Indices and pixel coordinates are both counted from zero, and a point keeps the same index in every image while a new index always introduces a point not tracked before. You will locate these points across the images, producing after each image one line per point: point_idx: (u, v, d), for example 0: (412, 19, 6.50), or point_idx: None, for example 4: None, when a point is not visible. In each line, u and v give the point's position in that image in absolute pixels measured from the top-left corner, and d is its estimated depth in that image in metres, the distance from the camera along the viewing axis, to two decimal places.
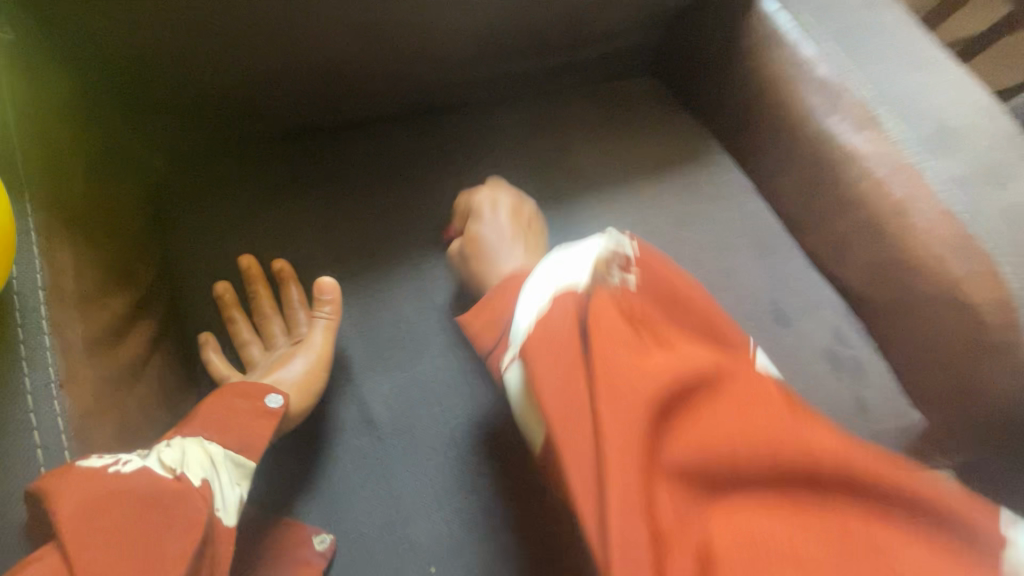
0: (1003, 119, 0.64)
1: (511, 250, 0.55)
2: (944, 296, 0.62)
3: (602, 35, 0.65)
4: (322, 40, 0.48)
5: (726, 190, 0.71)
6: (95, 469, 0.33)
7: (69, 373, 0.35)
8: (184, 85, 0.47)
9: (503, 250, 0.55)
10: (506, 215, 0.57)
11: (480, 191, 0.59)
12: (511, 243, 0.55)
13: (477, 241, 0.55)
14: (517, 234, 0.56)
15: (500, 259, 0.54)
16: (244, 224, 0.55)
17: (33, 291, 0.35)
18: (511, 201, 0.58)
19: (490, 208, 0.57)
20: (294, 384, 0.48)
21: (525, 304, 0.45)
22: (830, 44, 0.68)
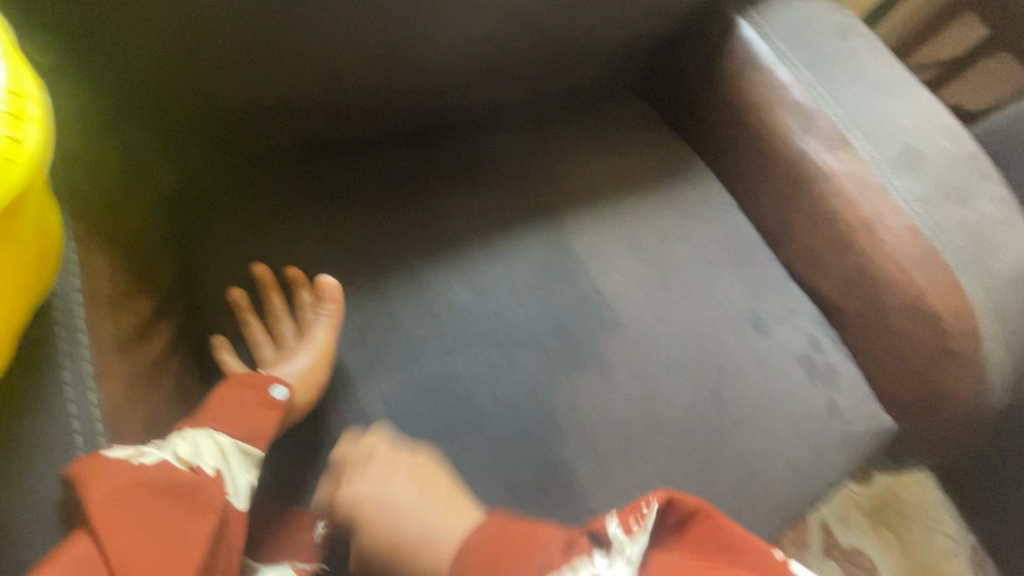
0: (964, 141, 0.69)
1: (432, 516, 0.49)
2: (910, 306, 0.66)
3: (593, 60, 0.70)
4: (332, 65, 0.52)
5: (708, 205, 0.75)
6: (122, 460, 0.35)
7: (100, 369, 0.38)
8: (211, 105, 0.51)
9: (422, 517, 0.49)
10: (388, 457, 0.51)
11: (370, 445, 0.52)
12: (427, 497, 0.50)
13: (369, 502, 0.49)
14: (423, 482, 0.50)
15: (425, 520, 0.49)
16: (259, 234, 0.58)
17: (71, 291, 0.39)
18: (385, 459, 0.51)
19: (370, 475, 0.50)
20: (299, 375, 0.52)
21: None
22: (804, 70, 0.72)
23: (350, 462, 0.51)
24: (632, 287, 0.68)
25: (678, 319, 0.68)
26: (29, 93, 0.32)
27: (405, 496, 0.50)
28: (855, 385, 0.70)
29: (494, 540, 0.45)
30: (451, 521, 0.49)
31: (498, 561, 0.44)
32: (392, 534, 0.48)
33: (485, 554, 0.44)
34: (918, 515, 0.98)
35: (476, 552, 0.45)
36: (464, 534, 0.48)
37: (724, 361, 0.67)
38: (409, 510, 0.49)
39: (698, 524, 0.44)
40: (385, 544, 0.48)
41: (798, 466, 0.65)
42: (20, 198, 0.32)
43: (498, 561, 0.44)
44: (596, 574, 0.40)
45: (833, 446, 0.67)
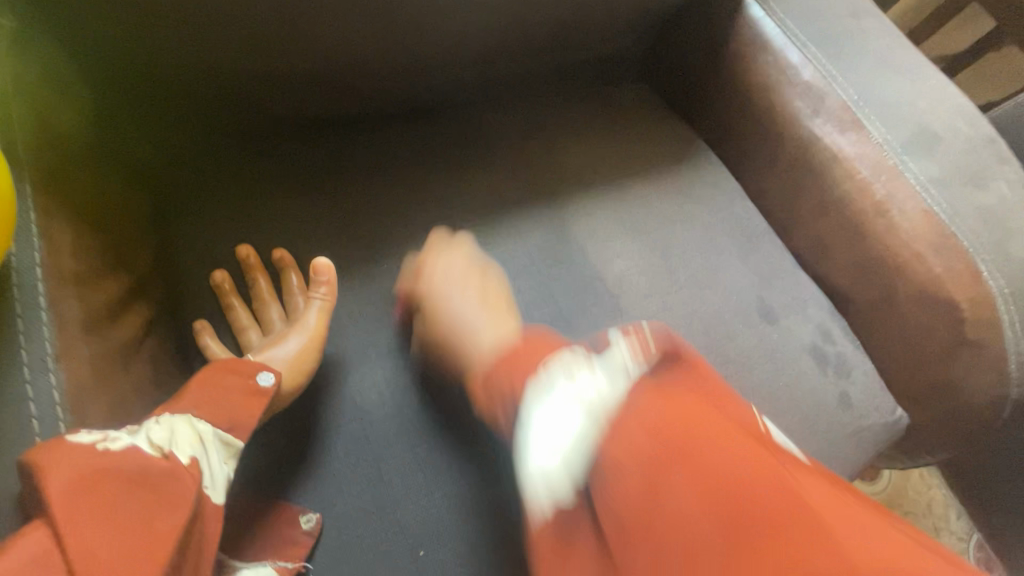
0: (981, 122, 0.66)
1: (484, 314, 0.54)
2: (925, 293, 0.63)
3: (593, 39, 0.68)
4: (313, 35, 0.49)
5: (713, 190, 0.73)
6: (83, 444, 0.33)
7: (62, 350, 0.36)
8: (187, 78, 0.48)
9: (469, 319, 0.53)
10: (461, 266, 0.57)
11: (448, 250, 0.58)
12: (476, 311, 0.54)
13: (438, 307, 0.55)
14: (482, 287, 0.56)
15: (481, 323, 0.53)
16: (243, 215, 0.55)
17: (30, 267, 0.36)
18: (461, 253, 0.58)
19: (445, 259, 0.57)
20: (287, 361, 0.49)
21: (544, 431, 0.40)
22: (814, 50, 0.70)
23: (426, 289, 0.56)
24: (635, 274, 0.65)
25: (682, 308, 0.65)
26: None
27: (469, 307, 0.54)
28: (867, 376, 0.67)
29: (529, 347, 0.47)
30: (489, 327, 0.52)
31: (519, 356, 0.46)
32: (450, 334, 0.53)
33: (516, 354, 0.46)
34: (925, 514, 0.95)
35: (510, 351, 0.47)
36: (501, 341, 0.49)
37: (731, 351, 0.64)
38: (470, 322, 0.53)
39: (686, 362, 0.44)
40: (448, 331, 0.53)
41: (807, 461, 0.62)
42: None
43: (520, 357, 0.46)
44: (596, 369, 0.43)
45: (844, 440, 0.64)
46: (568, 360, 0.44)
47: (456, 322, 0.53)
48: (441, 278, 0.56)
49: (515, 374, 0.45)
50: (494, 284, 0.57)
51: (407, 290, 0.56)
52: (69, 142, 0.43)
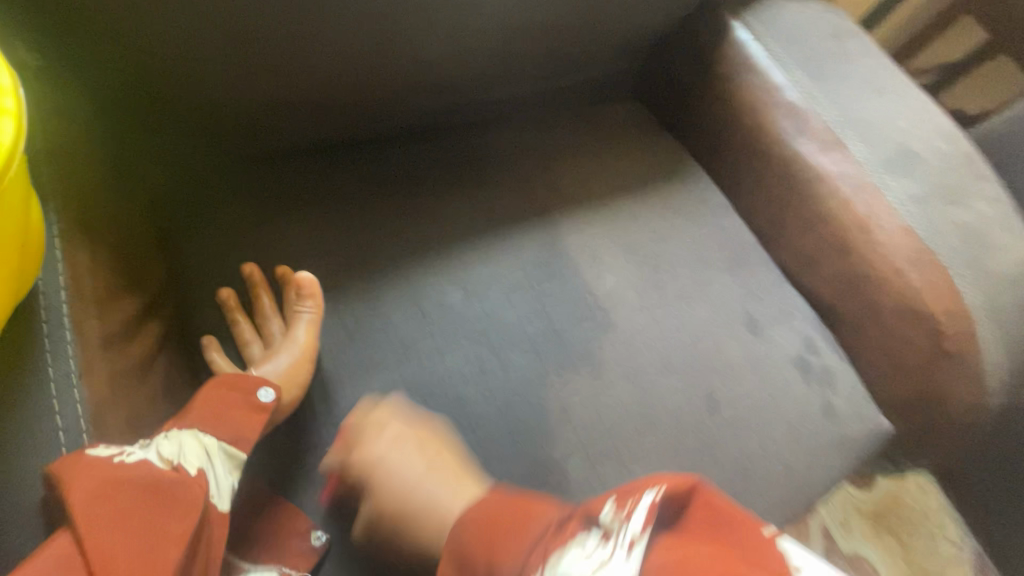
0: (958, 141, 0.69)
1: (439, 484, 0.50)
2: (906, 307, 0.65)
3: (587, 62, 0.71)
4: (318, 69, 0.53)
5: (702, 205, 0.75)
6: (102, 458, 0.35)
7: (86, 366, 0.38)
8: (196, 104, 0.51)
9: (426, 487, 0.50)
10: (408, 433, 0.52)
11: (387, 426, 0.52)
12: (434, 479, 0.50)
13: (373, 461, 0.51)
14: (433, 451, 0.52)
15: (435, 499, 0.49)
16: (249, 235, 0.58)
17: (57, 291, 0.39)
18: (411, 425, 0.53)
19: (389, 426, 0.52)
20: (281, 374, 0.52)
21: None
22: (798, 72, 0.73)
23: (367, 454, 0.51)
24: (626, 287, 0.68)
25: (671, 320, 0.67)
26: (7, 88, 0.33)
27: (416, 472, 0.50)
28: (851, 387, 0.69)
29: (489, 518, 0.45)
30: (454, 494, 0.49)
31: (497, 521, 0.44)
32: (404, 510, 0.49)
33: (491, 518, 0.45)
34: (920, 521, 0.96)
35: (487, 513, 0.45)
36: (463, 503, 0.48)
37: (718, 363, 0.66)
38: (427, 498, 0.49)
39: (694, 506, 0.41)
40: (399, 504, 0.49)
41: (793, 469, 0.64)
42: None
43: (497, 521, 0.44)
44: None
45: (828, 448, 0.66)
46: (571, 558, 0.39)
47: (402, 478, 0.50)
48: (386, 444, 0.51)
49: (500, 537, 0.43)
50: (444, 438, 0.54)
51: (347, 437, 0.52)
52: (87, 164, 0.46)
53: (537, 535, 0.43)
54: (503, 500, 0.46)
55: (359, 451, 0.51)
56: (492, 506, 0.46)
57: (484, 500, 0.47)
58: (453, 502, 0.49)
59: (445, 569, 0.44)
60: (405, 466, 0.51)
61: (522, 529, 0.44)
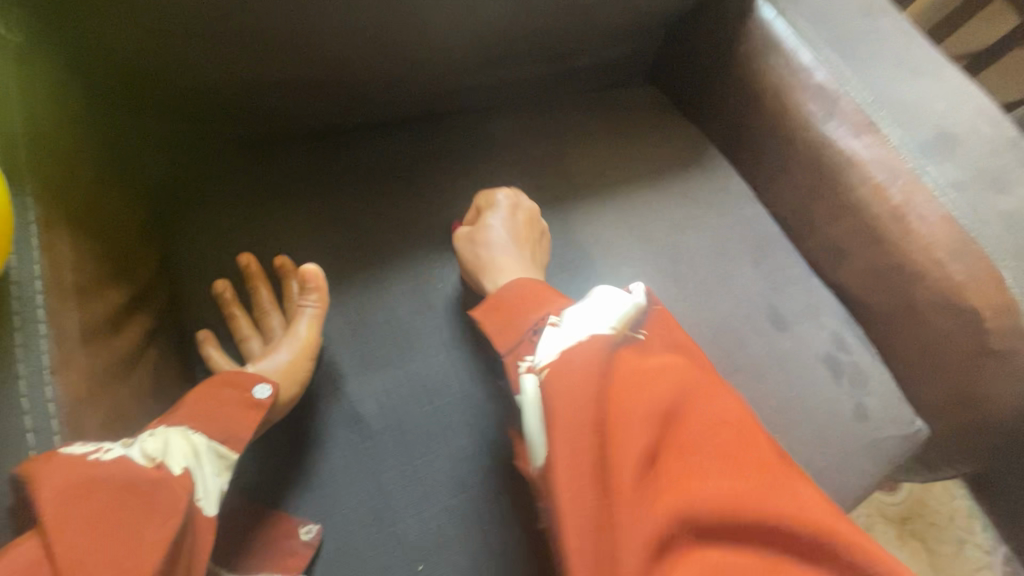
0: (1003, 124, 0.64)
1: (513, 258, 0.55)
2: (945, 301, 0.61)
3: (602, 43, 0.67)
4: (320, 49, 0.50)
5: (723, 194, 0.71)
6: (76, 456, 0.32)
7: (61, 361, 0.35)
8: (194, 87, 0.49)
9: (495, 253, 0.55)
10: (508, 213, 0.58)
11: (499, 194, 0.59)
12: (513, 255, 0.55)
13: (485, 231, 0.56)
14: (519, 233, 0.57)
15: (497, 268, 0.54)
16: (248, 226, 0.55)
17: (32, 280, 0.36)
18: (516, 204, 0.59)
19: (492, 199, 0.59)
20: (280, 371, 0.48)
21: (549, 339, 0.43)
22: (828, 51, 0.68)
23: (468, 236, 0.57)
24: (643, 280, 0.64)
25: (690, 315, 0.64)
26: None
27: (505, 240, 0.56)
28: (884, 387, 0.65)
29: (528, 294, 0.50)
30: (511, 267, 0.54)
31: (527, 300, 0.49)
32: (481, 264, 0.55)
33: (522, 293, 0.50)
34: (949, 527, 0.92)
35: (517, 287, 0.50)
36: (525, 280, 0.52)
37: (741, 360, 0.63)
38: (500, 252, 0.55)
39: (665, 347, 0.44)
40: (478, 258, 0.55)
41: (820, 473, 0.60)
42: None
43: (527, 300, 0.49)
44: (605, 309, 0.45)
45: (859, 452, 0.62)
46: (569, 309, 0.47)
47: (488, 251, 0.55)
48: (494, 225, 0.57)
49: (522, 311, 0.48)
50: (538, 241, 0.59)
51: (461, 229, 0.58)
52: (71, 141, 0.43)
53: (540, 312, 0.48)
54: (553, 297, 0.49)
55: (465, 244, 0.56)
56: (533, 289, 0.50)
57: (537, 284, 0.52)
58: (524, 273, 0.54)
59: (493, 327, 0.49)
60: (494, 246, 0.55)
61: (532, 304, 0.49)
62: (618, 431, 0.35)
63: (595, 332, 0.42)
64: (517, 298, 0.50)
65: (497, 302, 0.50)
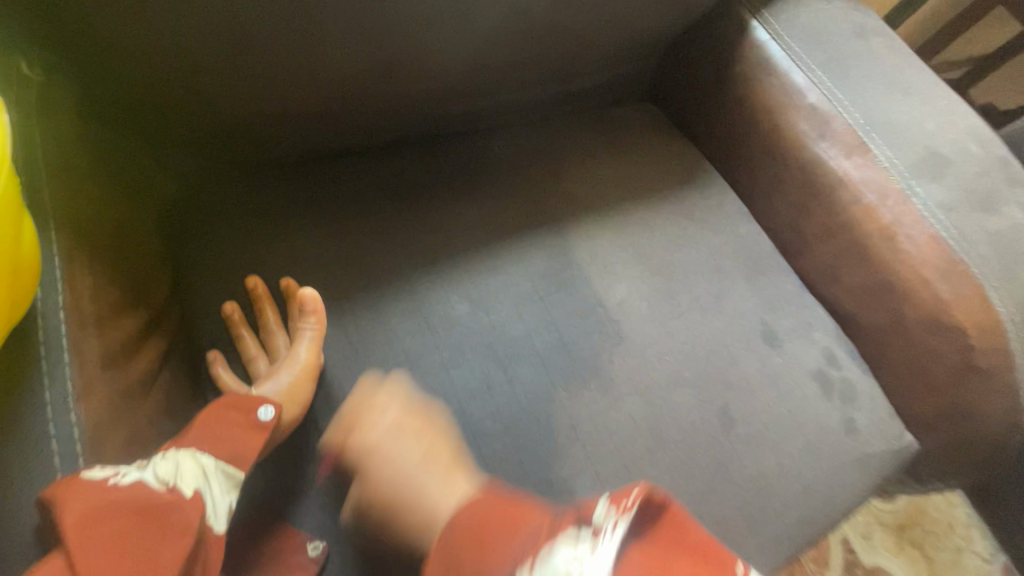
0: (991, 144, 0.66)
1: (431, 467, 0.49)
2: (933, 319, 0.62)
3: (601, 65, 0.69)
4: (324, 78, 0.52)
5: (717, 212, 0.73)
6: (96, 479, 0.35)
7: (83, 387, 0.38)
8: (201, 117, 0.51)
9: (410, 472, 0.49)
10: (398, 415, 0.52)
11: (381, 394, 0.53)
12: (427, 475, 0.49)
13: (370, 443, 0.51)
14: (421, 438, 0.51)
15: (424, 488, 0.48)
16: (253, 247, 0.57)
17: (55, 310, 0.38)
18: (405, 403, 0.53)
19: (383, 400, 0.53)
20: (282, 393, 0.51)
21: None
22: (820, 73, 0.70)
23: (359, 438, 0.51)
24: (637, 298, 0.66)
25: (684, 332, 0.65)
26: None
27: (411, 458, 0.50)
28: (873, 402, 0.67)
29: (484, 518, 0.43)
30: (449, 492, 0.48)
31: (490, 530, 0.41)
32: (392, 491, 0.48)
33: (484, 521, 0.42)
34: (946, 534, 0.93)
35: (478, 512, 0.43)
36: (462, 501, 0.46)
37: (734, 377, 0.64)
38: (417, 473, 0.49)
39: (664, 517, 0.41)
40: (389, 483, 0.49)
41: (811, 488, 0.62)
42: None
43: (490, 530, 0.42)
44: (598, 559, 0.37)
45: (849, 467, 0.64)
46: (561, 545, 0.38)
47: (401, 478, 0.49)
48: (388, 428, 0.51)
49: (495, 531, 0.41)
50: (440, 429, 0.53)
51: (352, 423, 0.52)
52: (85, 178, 0.44)
53: (523, 544, 0.40)
54: (501, 507, 0.44)
55: (353, 452, 0.51)
56: (493, 505, 0.44)
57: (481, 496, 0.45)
58: (443, 482, 0.48)
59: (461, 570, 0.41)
60: (395, 440, 0.50)
61: (514, 526, 0.42)
62: None
63: None
64: (471, 524, 0.42)
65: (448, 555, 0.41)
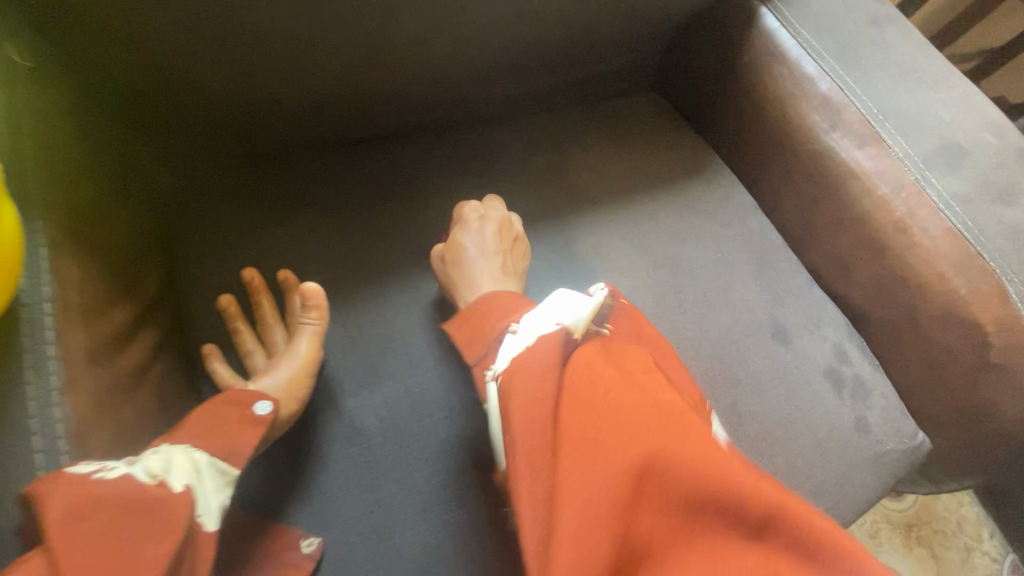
0: (1009, 134, 0.63)
1: (486, 266, 0.57)
2: (949, 315, 0.60)
3: (606, 54, 0.68)
4: (320, 64, 0.51)
5: (725, 204, 0.71)
6: (81, 475, 0.33)
7: (68, 382, 0.36)
8: (195, 104, 0.50)
9: (475, 265, 0.57)
10: (492, 229, 0.59)
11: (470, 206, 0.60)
12: (489, 261, 0.57)
13: (460, 251, 0.57)
14: (492, 236, 0.58)
15: (474, 267, 0.56)
16: (249, 239, 0.56)
17: (40, 301, 0.36)
18: (500, 219, 0.60)
19: (478, 208, 0.60)
20: (279, 388, 0.48)
21: (505, 347, 0.47)
22: (831, 62, 0.68)
23: (465, 214, 0.60)
24: (642, 292, 0.64)
25: (690, 328, 0.64)
26: None
27: (487, 245, 0.57)
28: (885, 400, 0.65)
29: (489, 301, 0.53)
30: (489, 278, 0.56)
31: (488, 312, 0.52)
32: (461, 258, 0.56)
33: (478, 306, 0.53)
34: (956, 534, 0.91)
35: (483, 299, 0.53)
36: (497, 290, 0.54)
37: (742, 374, 0.63)
38: (478, 262, 0.57)
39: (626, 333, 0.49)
40: (462, 250, 0.57)
41: (820, 487, 0.60)
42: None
43: (489, 312, 0.52)
44: (550, 309, 0.48)
45: (860, 466, 0.62)
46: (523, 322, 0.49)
47: (470, 255, 0.57)
48: (477, 214, 0.60)
49: (489, 320, 0.52)
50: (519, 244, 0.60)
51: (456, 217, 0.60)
52: (69, 160, 0.43)
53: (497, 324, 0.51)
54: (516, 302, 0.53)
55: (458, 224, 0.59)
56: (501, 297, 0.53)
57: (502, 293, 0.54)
58: (495, 283, 0.56)
59: (466, 341, 0.52)
60: (480, 242, 0.57)
61: (496, 313, 0.52)
62: (587, 453, 0.35)
63: (534, 334, 0.45)
64: (471, 319, 0.52)
65: (464, 314, 0.53)
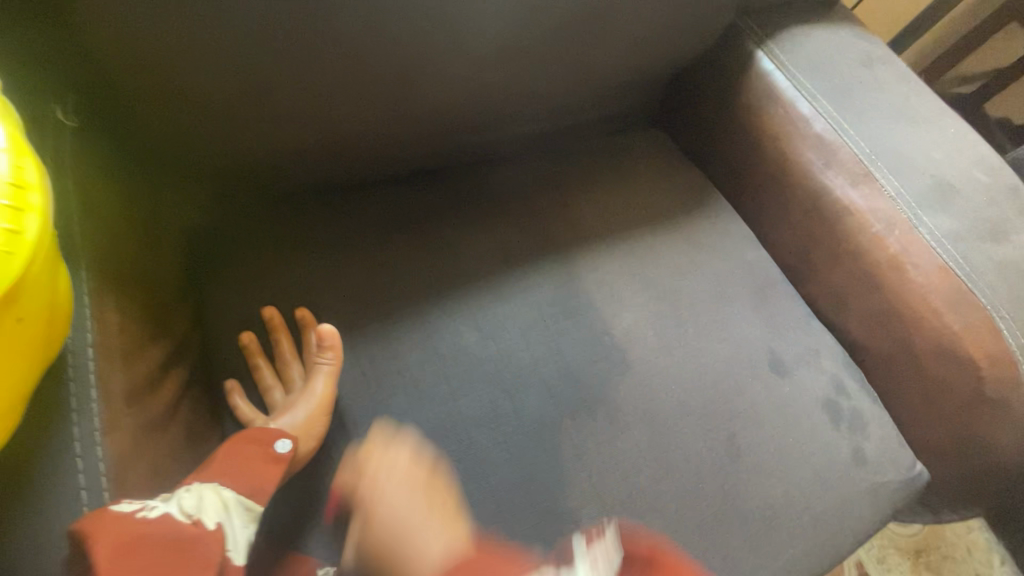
0: (999, 172, 0.66)
1: (422, 501, 0.52)
2: (943, 349, 0.62)
3: (607, 96, 0.71)
4: (339, 117, 0.55)
5: (724, 239, 0.74)
6: (125, 513, 0.36)
7: (109, 422, 0.39)
8: (221, 160, 0.54)
9: (414, 531, 0.51)
10: (405, 466, 0.53)
11: (380, 446, 0.54)
12: (427, 525, 0.51)
13: (376, 510, 0.52)
14: (410, 475, 0.53)
15: (415, 530, 0.51)
16: (270, 276, 0.59)
17: (84, 347, 0.40)
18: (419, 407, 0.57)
19: (389, 453, 0.54)
20: (298, 426, 0.52)
21: None
22: (825, 102, 0.70)
23: (368, 482, 0.53)
24: (643, 326, 0.66)
25: (690, 360, 0.66)
26: (32, 183, 0.33)
27: (414, 513, 0.52)
28: (882, 432, 0.67)
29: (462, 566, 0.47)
30: (438, 536, 0.51)
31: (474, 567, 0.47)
32: (390, 552, 0.50)
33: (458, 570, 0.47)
34: (963, 560, 0.91)
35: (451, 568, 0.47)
36: (449, 553, 0.49)
37: (741, 406, 0.65)
38: (415, 518, 0.52)
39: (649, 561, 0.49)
40: (384, 542, 0.51)
41: (819, 518, 0.62)
42: (20, 282, 0.32)
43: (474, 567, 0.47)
44: None
45: (859, 497, 0.63)
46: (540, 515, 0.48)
47: (397, 518, 0.52)
48: (389, 480, 0.53)
49: None
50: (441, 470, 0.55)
51: (345, 492, 0.53)
52: (110, 213, 0.47)
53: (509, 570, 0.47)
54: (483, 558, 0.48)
55: (358, 496, 0.53)
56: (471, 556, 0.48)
57: (465, 554, 0.49)
58: (444, 540, 0.51)
59: None
60: (405, 514, 0.52)
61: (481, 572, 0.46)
62: None
63: None
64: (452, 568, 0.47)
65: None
